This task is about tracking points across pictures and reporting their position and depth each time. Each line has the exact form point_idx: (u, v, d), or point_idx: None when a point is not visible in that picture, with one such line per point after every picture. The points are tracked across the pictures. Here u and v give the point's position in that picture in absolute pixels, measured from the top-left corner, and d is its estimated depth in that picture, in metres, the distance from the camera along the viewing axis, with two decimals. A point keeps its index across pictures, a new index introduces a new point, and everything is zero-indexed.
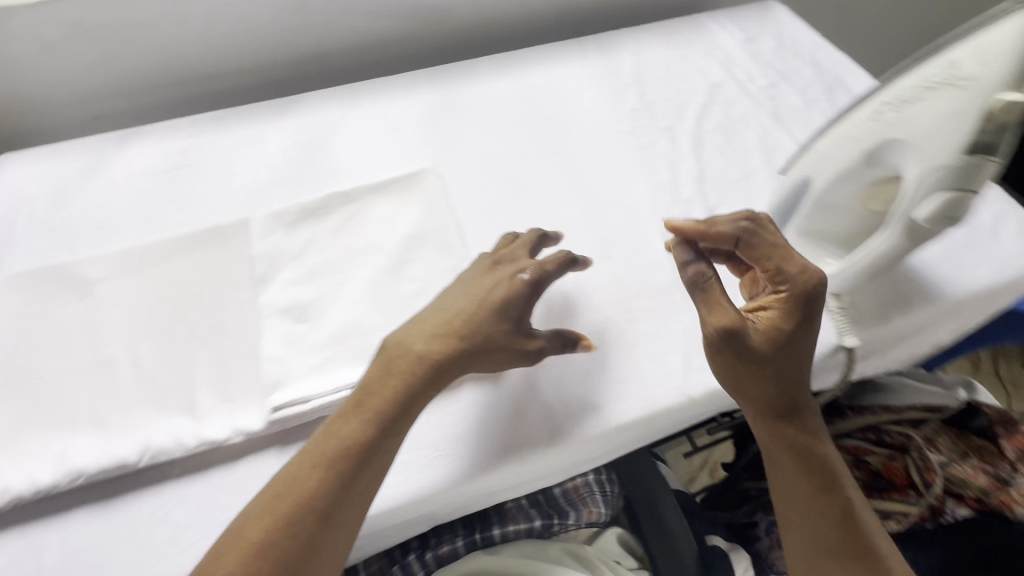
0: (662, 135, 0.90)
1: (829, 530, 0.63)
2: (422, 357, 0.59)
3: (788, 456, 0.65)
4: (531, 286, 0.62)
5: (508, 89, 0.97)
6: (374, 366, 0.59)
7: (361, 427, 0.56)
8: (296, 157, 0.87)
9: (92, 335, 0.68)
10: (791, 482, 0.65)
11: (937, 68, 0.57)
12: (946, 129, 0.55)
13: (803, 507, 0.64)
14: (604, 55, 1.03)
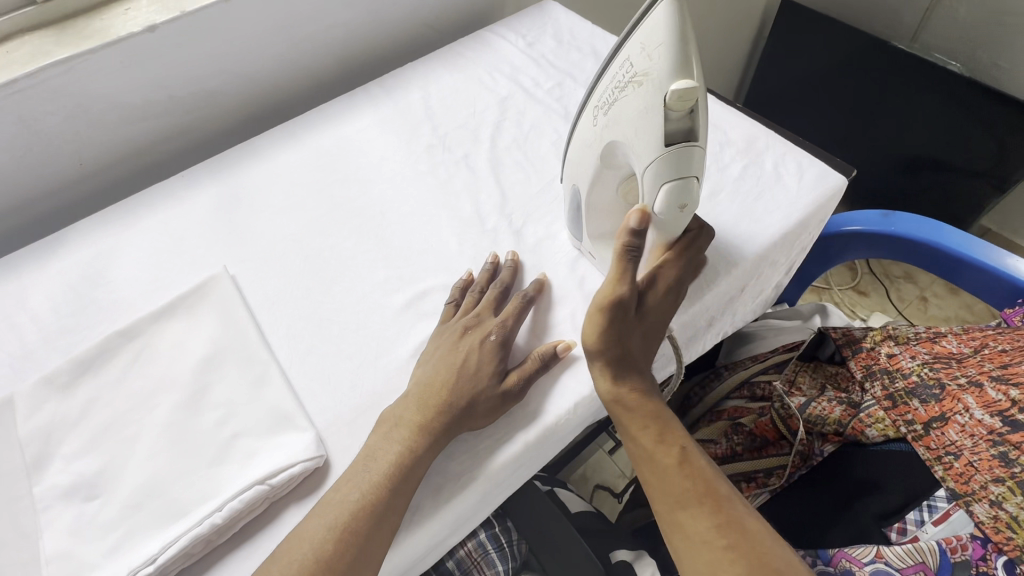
0: (461, 166, 0.88)
1: (707, 519, 0.55)
2: (394, 464, 0.57)
3: (657, 443, 0.60)
4: (502, 346, 0.64)
5: (296, 160, 0.92)
6: (360, 462, 0.58)
7: (318, 563, 0.52)
8: (68, 302, 0.77)
9: None
10: (663, 476, 0.58)
11: (621, 63, 0.58)
12: (640, 125, 0.57)
13: (680, 502, 0.57)
14: (391, 97, 1.00)
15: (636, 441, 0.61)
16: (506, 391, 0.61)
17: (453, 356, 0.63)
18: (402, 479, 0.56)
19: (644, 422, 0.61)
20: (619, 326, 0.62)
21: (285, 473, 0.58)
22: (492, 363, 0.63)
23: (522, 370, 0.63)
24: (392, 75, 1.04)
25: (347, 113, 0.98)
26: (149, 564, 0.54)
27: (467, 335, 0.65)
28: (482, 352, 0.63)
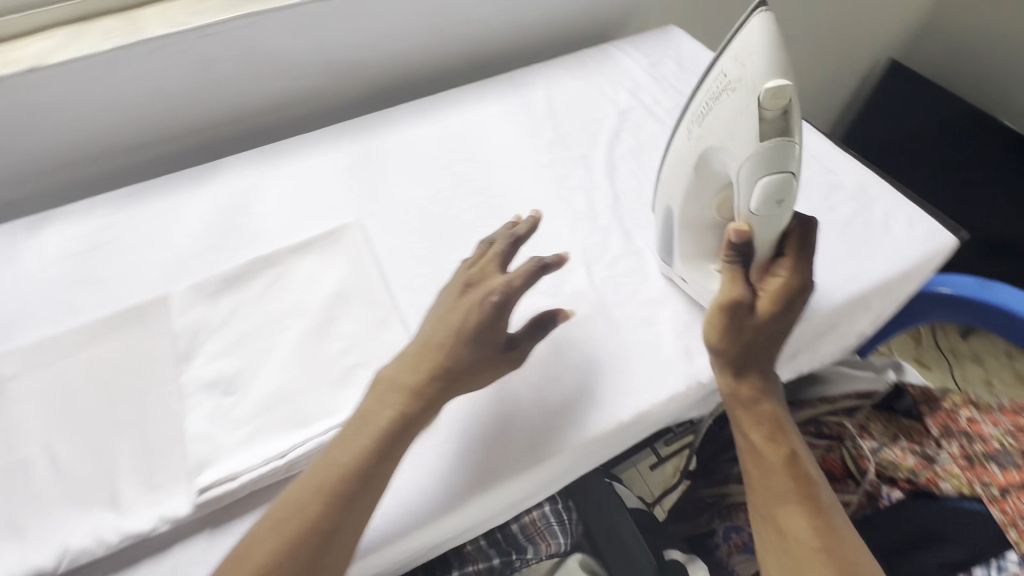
0: (578, 164, 0.94)
1: (807, 524, 0.64)
2: (449, 387, 0.61)
3: (769, 444, 0.67)
4: (499, 308, 0.63)
5: (427, 134, 1.00)
6: (349, 429, 0.59)
7: (326, 507, 0.55)
8: (216, 224, 0.86)
9: (5, 437, 0.65)
10: (770, 475, 0.67)
11: (711, 81, 0.64)
12: (737, 131, 0.61)
13: (782, 501, 0.66)
14: (517, 92, 1.07)
15: (750, 437, 0.68)
16: (513, 355, 0.65)
17: (440, 329, 0.63)
18: (336, 455, 0.57)
19: (764, 422, 0.68)
20: (739, 327, 0.66)
21: None
22: (488, 334, 0.63)
23: (526, 335, 0.66)
24: (519, 72, 1.11)
25: (475, 100, 1.06)
26: (281, 458, 0.61)
27: (469, 301, 0.64)
28: (470, 324, 0.62)
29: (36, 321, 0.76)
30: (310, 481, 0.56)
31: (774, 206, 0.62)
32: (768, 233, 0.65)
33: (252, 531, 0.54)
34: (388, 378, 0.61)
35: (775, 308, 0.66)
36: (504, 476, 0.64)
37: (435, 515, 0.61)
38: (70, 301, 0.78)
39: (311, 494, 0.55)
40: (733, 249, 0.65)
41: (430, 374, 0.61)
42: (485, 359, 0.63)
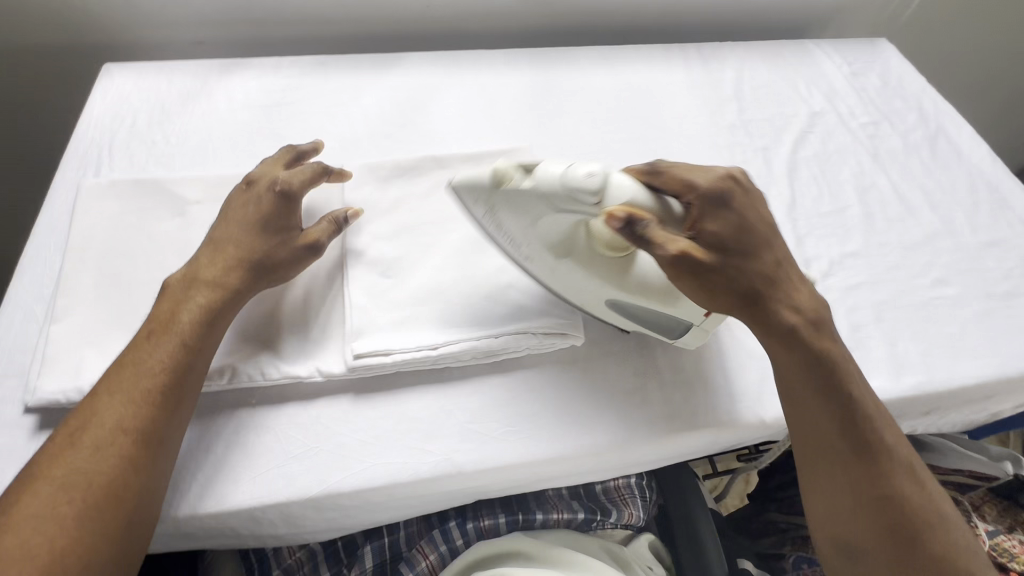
0: (757, 155, 0.89)
1: (871, 515, 0.57)
2: (219, 282, 0.60)
3: (834, 425, 0.59)
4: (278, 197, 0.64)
5: (607, 85, 0.97)
6: (169, 303, 0.59)
7: (154, 380, 0.54)
8: (392, 114, 0.87)
9: (182, 253, 0.69)
10: (837, 461, 0.59)
11: (478, 216, 0.60)
12: (534, 209, 0.57)
13: (851, 494, 0.58)
14: (705, 65, 1.02)
15: (815, 417, 0.60)
16: (309, 244, 0.64)
17: (230, 228, 0.64)
18: (166, 324, 0.57)
19: (814, 398, 0.60)
20: (734, 296, 0.58)
21: (553, 335, 0.65)
22: (268, 224, 0.64)
23: (319, 229, 0.65)
24: (710, 46, 1.06)
25: (660, 62, 1.02)
26: (431, 348, 0.62)
27: (242, 206, 0.65)
28: (262, 216, 0.64)
29: (219, 158, 0.79)
30: (117, 385, 0.53)
31: (587, 178, 0.54)
32: (643, 198, 0.56)
33: (89, 398, 0.53)
34: (183, 282, 0.60)
35: (715, 249, 0.57)
36: (551, 415, 0.63)
37: (534, 451, 0.60)
38: (251, 148, 0.81)
39: (127, 364, 0.54)
40: (623, 224, 0.53)
41: (263, 252, 0.62)
42: (275, 243, 0.63)
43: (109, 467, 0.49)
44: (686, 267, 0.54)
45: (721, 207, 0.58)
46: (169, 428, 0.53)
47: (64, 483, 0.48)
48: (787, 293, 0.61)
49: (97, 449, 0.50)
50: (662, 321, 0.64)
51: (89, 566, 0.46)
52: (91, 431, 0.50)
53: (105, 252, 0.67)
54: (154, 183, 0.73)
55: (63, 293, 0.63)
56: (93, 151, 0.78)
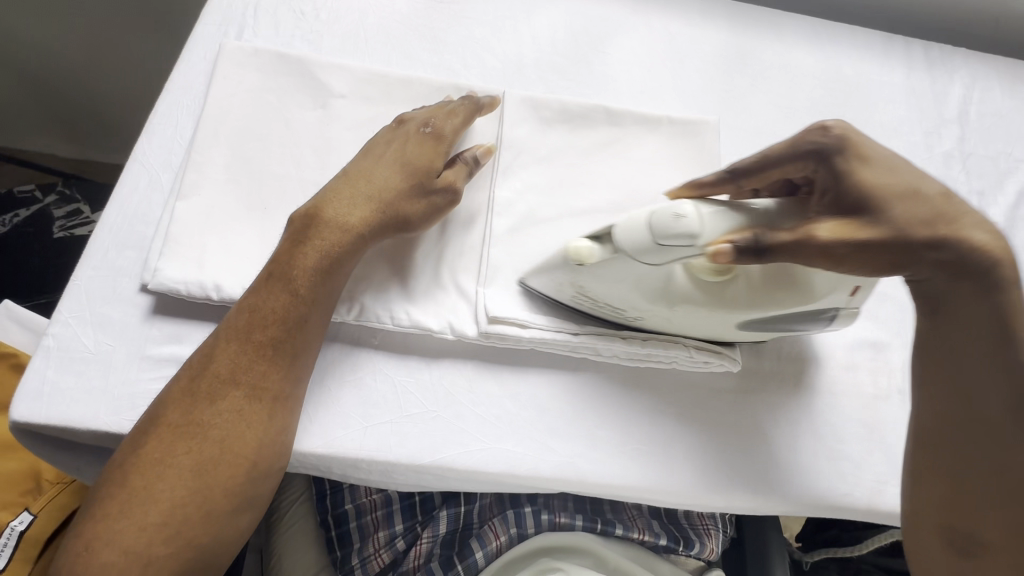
0: (971, 200, 0.75)
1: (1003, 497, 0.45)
2: (347, 228, 0.52)
3: (999, 406, 0.44)
4: (434, 140, 0.58)
5: (812, 69, 0.81)
6: (288, 242, 0.51)
7: (266, 330, 0.48)
8: (565, 44, 0.75)
9: (318, 151, 0.60)
10: (969, 452, 0.46)
11: (569, 298, 0.52)
12: (626, 272, 0.47)
13: (977, 475, 0.45)
14: (931, 72, 0.85)
15: (957, 396, 0.46)
16: (447, 186, 0.56)
17: (365, 163, 0.56)
18: (285, 269, 0.50)
19: (981, 372, 0.45)
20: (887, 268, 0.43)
21: (711, 354, 0.54)
22: (410, 163, 0.56)
23: (455, 171, 0.57)
24: (940, 47, 0.87)
25: (878, 55, 0.85)
26: (570, 335, 0.53)
27: (379, 145, 0.57)
28: (405, 155, 0.56)
29: (369, 50, 0.70)
30: (235, 329, 0.48)
31: (678, 219, 0.43)
32: (752, 212, 0.45)
33: (209, 340, 0.49)
34: (307, 217, 0.52)
35: (857, 215, 0.44)
36: (681, 440, 0.54)
37: (658, 477, 0.53)
38: (405, 47, 0.71)
39: (243, 308, 0.49)
40: (734, 253, 0.42)
41: (398, 195, 0.54)
42: (412, 187, 0.55)
43: (223, 423, 0.46)
44: (832, 257, 0.42)
45: (835, 162, 0.46)
46: (286, 383, 0.48)
47: (184, 433, 0.45)
48: (946, 220, 0.43)
49: (211, 398, 0.46)
50: (797, 321, 0.51)
51: (206, 519, 0.44)
52: (206, 379, 0.46)
53: (240, 132, 0.59)
54: (299, 63, 0.64)
55: (191, 167, 0.56)
56: (237, 6, 0.69)
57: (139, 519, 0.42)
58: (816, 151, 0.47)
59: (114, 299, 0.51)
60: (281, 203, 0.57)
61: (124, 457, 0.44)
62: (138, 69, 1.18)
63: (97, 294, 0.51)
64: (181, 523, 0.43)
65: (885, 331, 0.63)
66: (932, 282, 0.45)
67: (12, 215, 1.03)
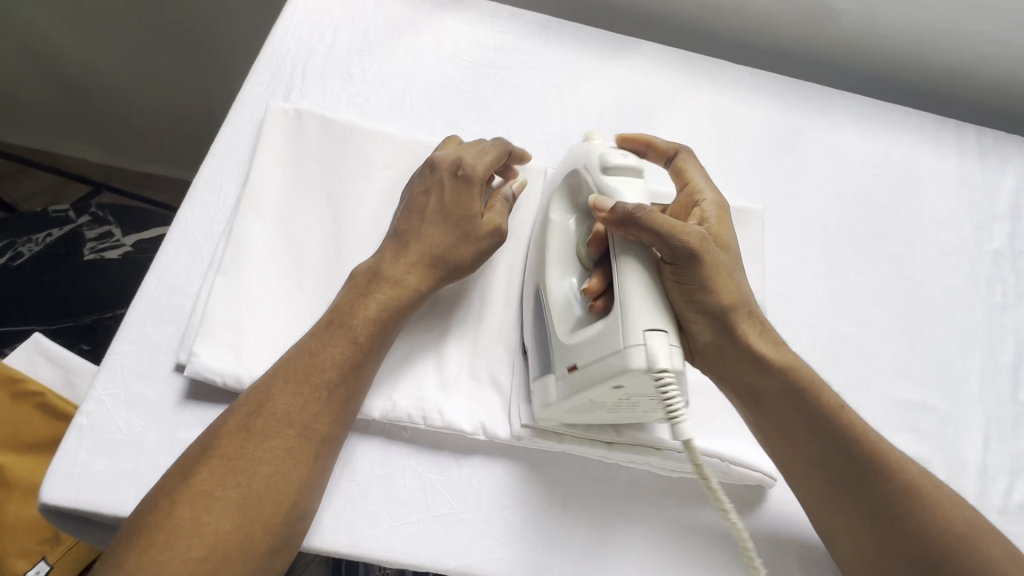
0: (1020, 303, 0.73)
1: (855, 499, 0.50)
2: (404, 288, 0.52)
3: (837, 446, 0.51)
4: (478, 180, 0.56)
5: (860, 152, 0.80)
6: (351, 292, 0.51)
7: (328, 373, 0.46)
8: (610, 120, 0.75)
9: (358, 227, 0.60)
10: (805, 460, 0.52)
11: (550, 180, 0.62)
12: (574, 178, 0.56)
13: (829, 478, 0.51)
14: (984, 161, 0.83)
15: (791, 423, 0.52)
16: (492, 231, 0.56)
17: (410, 219, 0.55)
18: (345, 317, 0.49)
19: (796, 405, 0.52)
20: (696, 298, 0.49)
21: (745, 470, 0.54)
22: (452, 212, 0.55)
23: (493, 213, 0.57)
24: (993, 134, 0.85)
25: (928, 139, 0.83)
26: (605, 443, 0.53)
27: (418, 194, 0.56)
28: (445, 206, 0.55)
29: (415, 116, 0.69)
30: (292, 369, 0.46)
31: (625, 158, 0.52)
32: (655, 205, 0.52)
33: (262, 381, 0.46)
34: (370, 271, 0.52)
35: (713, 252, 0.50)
36: (711, 557, 0.53)
37: None
38: (451, 115, 0.70)
39: (303, 350, 0.47)
40: (611, 207, 0.49)
41: (447, 248, 0.54)
42: (457, 237, 0.55)
43: (274, 465, 0.43)
44: (659, 244, 0.47)
45: (723, 221, 0.54)
46: (337, 428, 0.46)
47: (237, 468, 0.42)
48: (748, 314, 0.52)
49: (263, 433, 0.43)
50: (546, 353, 0.53)
51: (243, 561, 0.40)
52: (262, 417, 0.44)
53: (282, 204, 0.59)
54: (345, 130, 0.64)
55: (232, 240, 0.56)
56: (286, 66, 0.69)
57: (183, 553, 0.38)
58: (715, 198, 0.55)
59: (149, 377, 0.51)
60: (320, 284, 0.56)
61: (172, 485, 0.41)
62: (185, 95, 1.21)
63: (132, 371, 0.51)
64: (220, 564, 0.39)
65: (926, 445, 0.61)
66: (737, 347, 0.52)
67: (46, 234, 1.04)
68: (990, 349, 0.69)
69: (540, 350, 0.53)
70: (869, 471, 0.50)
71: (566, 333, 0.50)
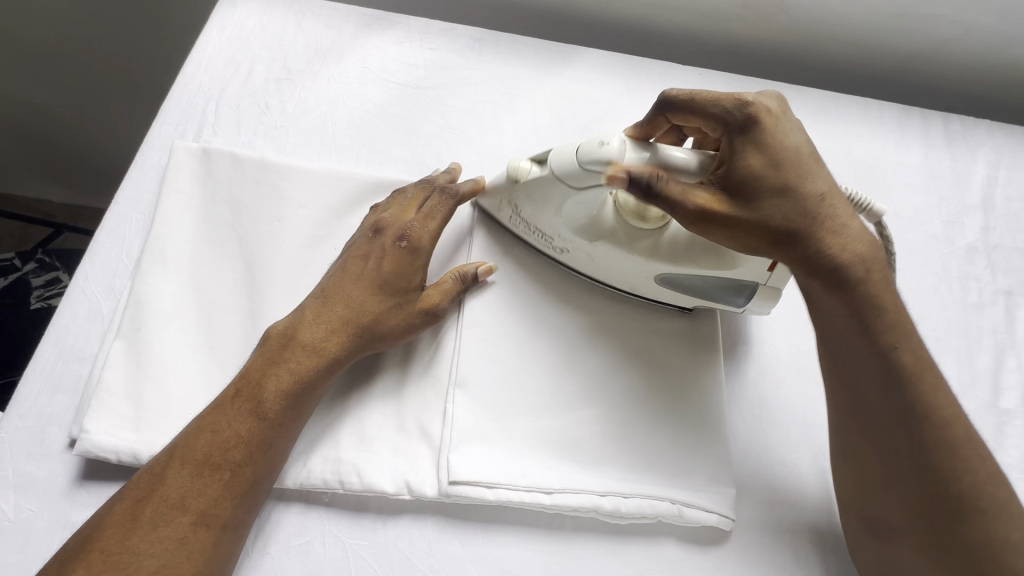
0: (996, 301, 0.68)
1: (910, 482, 0.44)
2: (321, 353, 0.48)
3: (874, 386, 0.45)
4: (418, 249, 0.53)
5: (820, 150, 0.75)
6: (262, 357, 0.47)
7: (230, 451, 0.43)
8: (550, 134, 0.71)
9: (272, 271, 0.56)
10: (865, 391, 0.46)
11: (507, 220, 0.60)
12: (554, 196, 0.54)
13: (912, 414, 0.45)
14: (952, 149, 0.78)
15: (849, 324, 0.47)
16: (428, 309, 0.52)
17: (341, 281, 0.52)
18: (254, 388, 0.45)
19: (839, 325, 0.47)
20: (736, 229, 0.46)
21: (701, 510, 0.50)
22: (388, 281, 0.52)
23: (439, 290, 0.53)
24: (961, 120, 0.81)
25: (891, 131, 0.78)
26: (545, 493, 0.49)
27: (356, 256, 0.53)
28: (381, 272, 0.52)
29: (338, 146, 0.65)
30: (192, 450, 0.42)
31: (603, 146, 0.50)
32: (671, 155, 0.49)
33: (158, 462, 0.42)
34: (285, 333, 0.48)
35: (740, 190, 0.46)
36: None
37: None
38: (377, 141, 0.67)
39: (203, 427, 0.43)
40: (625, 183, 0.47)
41: (377, 316, 0.50)
42: (390, 306, 0.51)
43: (161, 558, 0.39)
44: (686, 215, 0.46)
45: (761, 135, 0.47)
46: (240, 510, 0.42)
47: (118, 566, 0.38)
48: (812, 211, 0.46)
49: (150, 523, 0.40)
50: (717, 289, 0.55)
51: None
52: (152, 504, 0.40)
53: (189, 253, 0.55)
54: (257, 165, 0.60)
55: (133, 299, 0.52)
56: (198, 101, 0.65)
57: None
58: (739, 119, 0.48)
59: (41, 455, 0.47)
60: (229, 340, 0.52)
61: None
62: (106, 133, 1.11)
63: (23, 449, 0.47)
64: None
65: None
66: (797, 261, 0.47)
67: None
68: (966, 354, 0.64)
69: (712, 299, 0.56)
70: (920, 424, 0.44)
71: (735, 271, 0.53)
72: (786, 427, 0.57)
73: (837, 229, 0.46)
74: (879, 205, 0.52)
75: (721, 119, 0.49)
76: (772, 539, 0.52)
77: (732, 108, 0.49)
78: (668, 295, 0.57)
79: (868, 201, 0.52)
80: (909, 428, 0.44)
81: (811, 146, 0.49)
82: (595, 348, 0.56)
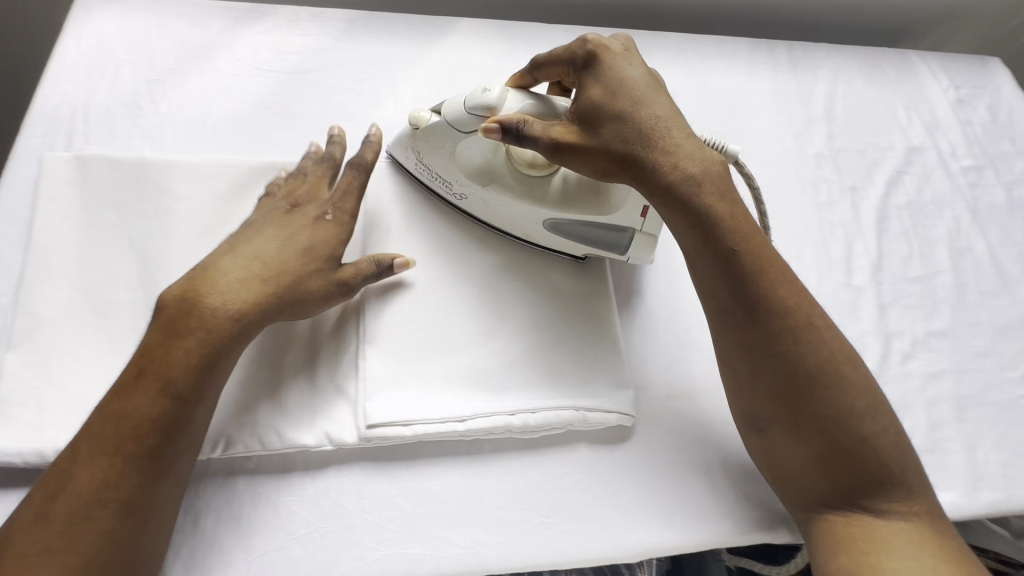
0: (844, 198, 0.77)
1: (792, 405, 0.49)
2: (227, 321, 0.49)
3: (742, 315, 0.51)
4: (337, 225, 0.56)
5: (682, 87, 0.82)
6: (160, 334, 0.48)
7: (139, 435, 0.44)
8: (432, 102, 0.74)
9: (165, 263, 0.57)
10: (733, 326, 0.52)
11: (412, 166, 0.64)
12: (446, 141, 0.59)
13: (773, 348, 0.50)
14: (797, 71, 0.87)
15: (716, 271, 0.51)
16: (346, 279, 0.55)
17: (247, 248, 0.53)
18: (160, 363, 0.47)
19: (713, 268, 0.51)
20: (593, 159, 0.53)
21: (601, 412, 0.56)
22: (306, 251, 0.54)
23: (354, 267, 0.55)
24: (801, 45, 0.90)
25: (743, 63, 0.87)
26: (457, 421, 0.53)
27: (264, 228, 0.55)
28: (295, 243, 0.54)
29: (220, 139, 0.66)
30: (98, 441, 0.44)
31: (485, 92, 0.55)
32: (539, 102, 0.55)
33: (67, 458, 0.44)
34: (182, 302, 0.49)
35: (589, 122, 0.53)
36: (583, 503, 0.54)
37: (565, 546, 0.52)
38: (260, 129, 0.68)
39: (109, 416, 0.45)
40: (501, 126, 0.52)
41: (290, 284, 0.52)
42: (303, 271, 0.53)
43: (85, 544, 0.41)
44: (547, 149, 0.53)
45: (602, 70, 0.54)
46: (160, 488, 0.45)
47: (42, 559, 0.40)
48: (660, 148, 0.52)
49: (70, 515, 0.42)
50: (602, 236, 0.60)
51: None
52: (65, 498, 0.42)
53: (76, 258, 0.55)
54: (134, 163, 0.60)
55: (21, 310, 0.52)
56: (64, 111, 0.64)
57: None
58: (583, 56, 0.56)
59: None
60: (129, 335, 0.53)
61: None
62: None
63: None
64: None
65: None
66: (654, 188, 0.52)
67: None
68: (823, 246, 0.73)
69: (602, 246, 0.61)
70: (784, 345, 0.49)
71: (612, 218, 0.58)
72: (673, 333, 0.64)
73: (690, 163, 0.52)
74: (733, 146, 0.60)
75: (569, 60, 0.56)
76: (670, 428, 0.59)
77: (575, 49, 0.56)
78: (561, 245, 0.62)
79: (724, 144, 0.60)
80: (775, 354, 0.49)
81: (648, 75, 0.56)
82: (484, 290, 0.60)
